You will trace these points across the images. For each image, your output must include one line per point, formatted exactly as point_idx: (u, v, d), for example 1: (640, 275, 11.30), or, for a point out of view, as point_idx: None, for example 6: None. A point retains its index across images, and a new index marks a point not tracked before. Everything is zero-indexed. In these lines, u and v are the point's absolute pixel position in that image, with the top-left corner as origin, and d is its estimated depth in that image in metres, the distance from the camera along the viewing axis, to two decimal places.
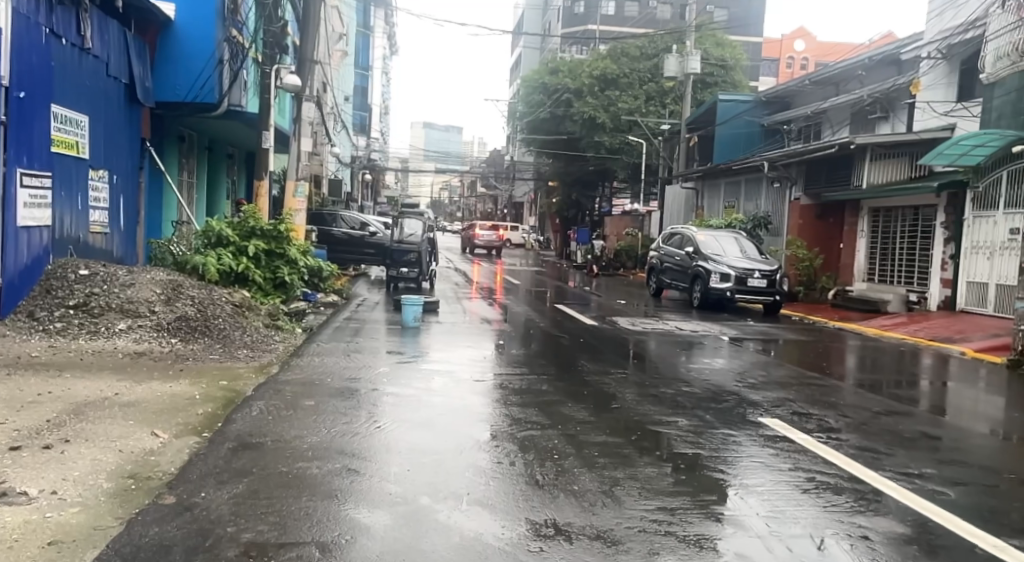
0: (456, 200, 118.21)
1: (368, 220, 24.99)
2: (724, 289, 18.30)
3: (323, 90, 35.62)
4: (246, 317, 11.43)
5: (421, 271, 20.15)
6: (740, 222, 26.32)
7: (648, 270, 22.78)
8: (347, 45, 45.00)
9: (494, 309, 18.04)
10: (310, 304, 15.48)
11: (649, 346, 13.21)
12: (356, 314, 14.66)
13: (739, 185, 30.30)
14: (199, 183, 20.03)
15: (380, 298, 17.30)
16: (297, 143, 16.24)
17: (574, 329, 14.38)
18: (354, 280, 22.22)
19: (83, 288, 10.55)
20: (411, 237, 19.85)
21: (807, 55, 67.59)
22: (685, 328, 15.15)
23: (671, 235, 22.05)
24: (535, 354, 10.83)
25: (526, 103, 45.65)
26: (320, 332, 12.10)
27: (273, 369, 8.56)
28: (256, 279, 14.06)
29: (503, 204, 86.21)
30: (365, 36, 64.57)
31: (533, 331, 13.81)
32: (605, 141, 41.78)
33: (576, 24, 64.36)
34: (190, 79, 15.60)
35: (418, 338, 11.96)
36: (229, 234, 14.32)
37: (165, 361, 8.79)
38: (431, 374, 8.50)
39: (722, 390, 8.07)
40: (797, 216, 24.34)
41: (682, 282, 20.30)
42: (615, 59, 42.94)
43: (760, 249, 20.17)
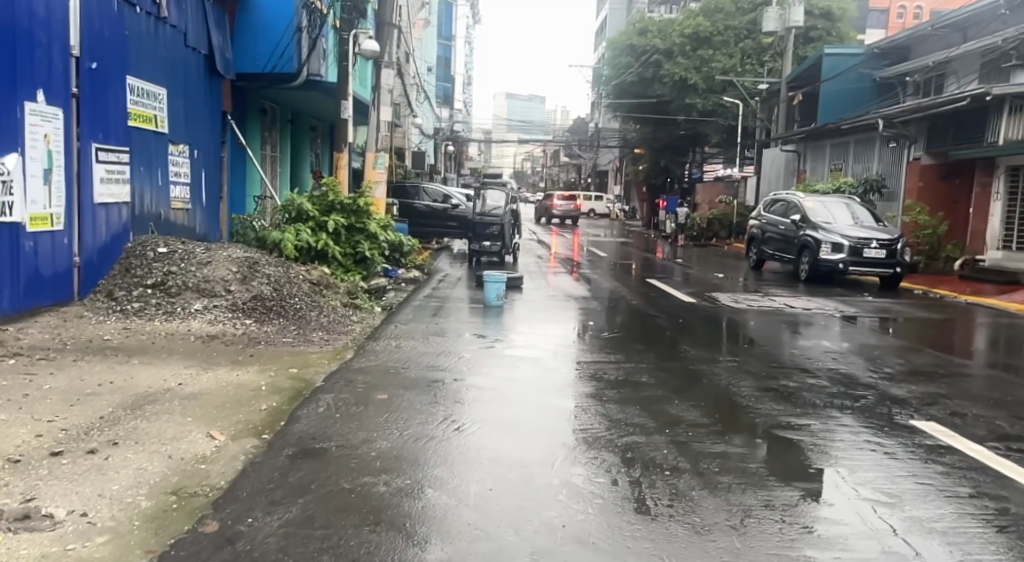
0: (538, 170, 117.05)
1: (452, 191, 24.40)
2: (836, 260, 17.26)
3: (405, 59, 35.03)
4: (322, 298, 10.79)
5: (505, 245, 19.37)
6: (851, 187, 25.28)
7: (748, 240, 21.59)
8: (430, 14, 44.34)
9: (583, 284, 17.19)
10: (391, 280, 15.02)
11: (755, 324, 12.20)
12: (439, 291, 14.05)
13: (848, 146, 28.80)
14: (283, 157, 19.77)
15: (464, 274, 16.70)
16: (376, 113, 15.65)
17: (670, 306, 13.45)
18: (438, 254, 21.73)
19: (162, 266, 9.82)
20: (494, 209, 19.22)
21: (921, 4, 63.30)
22: (795, 304, 14.02)
23: (774, 201, 20.79)
24: (632, 335, 10.02)
25: (612, 67, 44.27)
26: (402, 312, 11.48)
27: (348, 355, 7.90)
28: (336, 256, 13.57)
29: (587, 174, 84.90)
30: (449, 6, 64.15)
31: (628, 309, 12.95)
32: (697, 103, 40.15)
33: None
34: (270, 49, 15.01)
35: (503, 317, 11.21)
36: (309, 208, 13.85)
37: (242, 344, 8.09)
38: (516, 362, 7.74)
39: (855, 383, 7.13)
40: (918, 179, 23.46)
41: (787, 254, 19.23)
42: (708, 16, 41.12)
43: (874, 216, 18.88)
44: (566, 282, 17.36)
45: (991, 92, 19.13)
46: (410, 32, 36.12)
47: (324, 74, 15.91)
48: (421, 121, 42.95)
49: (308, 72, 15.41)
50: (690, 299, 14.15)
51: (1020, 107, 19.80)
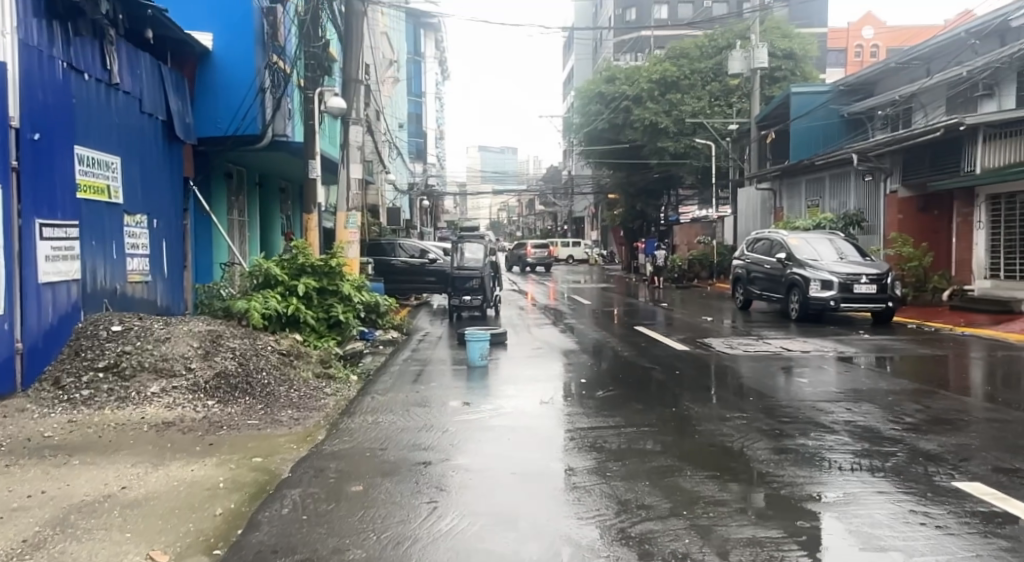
0: (514, 220, 117.03)
1: (428, 246, 23.77)
2: (828, 298, 16.65)
3: (374, 117, 34.72)
4: (291, 369, 10.04)
5: (486, 298, 18.71)
6: (831, 222, 24.95)
7: (733, 280, 21.05)
8: (398, 71, 44.19)
9: (569, 334, 16.56)
10: (368, 343, 14.29)
11: (755, 369, 11.60)
12: (420, 351, 13.33)
13: (823, 181, 28.60)
14: (252, 221, 19.11)
15: (445, 331, 16.03)
16: (345, 170, 15.04)
17: (663, 355, 12.86)
18: (416, 311, 21.02)
19: (115, 346, 9.07)
20: (472, 262, 18.60)
21: (878, 42, 64.59)
22: (791, 346, 13.42)
23: (757, 240, 20.30)
24: (628, 390, 9.39)
25: (582, 115, 44.27)
26: (381, 378, 10.76)
27: (318, 437, 7.18)
28: (308, 321, 12.88)
29: (563, 221, 84.85)
30: (418, 63, 64.57)
31: (620, 360, 12.32)
32: (669, 146, 39.78)
33: (629, 31, 62.95)
34: (231, 111, 14.41)
35: (489, 379, 10.49)
36: (278, 273, 13.16)
37: (201, 431, 7.34)
38: (505, 434, 7.07)
39: (882, 437, 6.59)
40: (897, 211, 23.15)
41: (774, 293, 18.65)
42: (674, 61, 41.37)
43: (861, 250, 18.43)
44: (551, 334, 16.72)
45: (965, 121, 19.07)
46: (379, 90, 35.89)
47: (290, 133, 15.40)
48: (393, 177, 42.48)
49: (273, 132, 14.87)
50: (682, 346, 13.54)
51: (994, 135, 19.62)
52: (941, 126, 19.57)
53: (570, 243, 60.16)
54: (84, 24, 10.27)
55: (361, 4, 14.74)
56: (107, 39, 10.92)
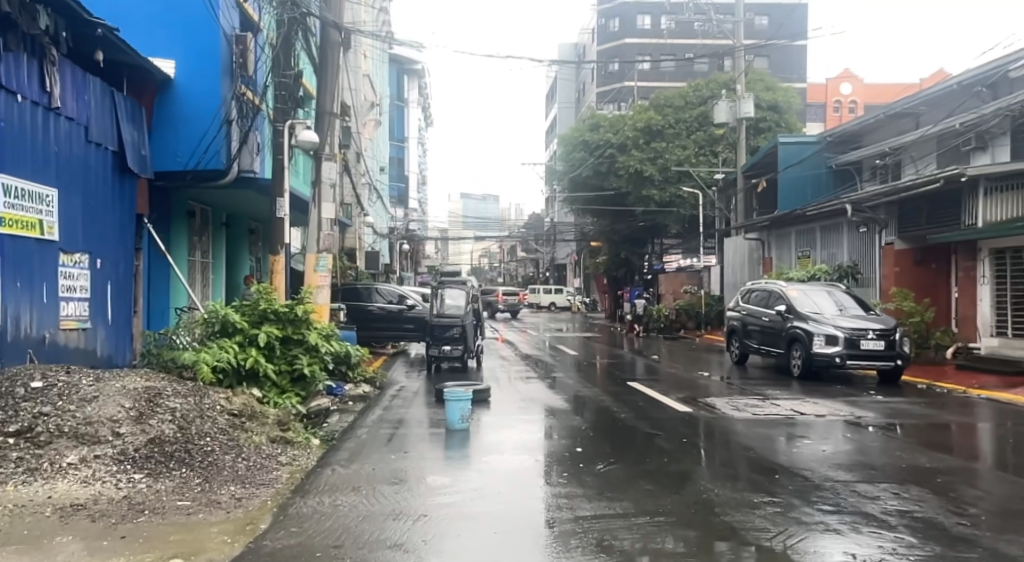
0: (495, 266, 116.05)
1: (406, 291, 22.55)
2: (832, 354, 15.45)
3: (354, 159, 33.69)
4: (241, 433, 8.75)
5: (468, 348, 17.48)
6: (825, 274, 23.98)
7: (727, 332, 19.93)
8: (379, 114, 43.34)
9: (557, 389, 15.34)
10: (335, 399, 12.98)
11: (769, 432, 10.44)
12: (394, 409, 12.05)
13: (814, 232, 27.77)
14: (217, 262, 17.85)
15: (422, 385, 14.72)
16: (316, 209, 13.81)
17: (663, 415, 11.67)
18: (392, 361, 19.73)
19: (30, 406, 7.71)
20: (453, 310, 17.38)
21: (856, 97, 64.61)
22: (801, 407, 12.23)
23: (754, 290, 19.18)
24: (633, 461, 8.20)
25: (566, 162, 43.47)
26: (349, 440, 9.48)
27: (259, 528, 5.89)
28: (270, 374, 11.65)
29: (544, 268, 83.88)
30: (400, 108, 63.98)
31: (616, 420, 11.12)
32: (654, 195, 39.01)
33: (612, 81, 62.78)
34: (194, 143, 13.16)
35: (469, 445, 9.20)
36: (236, 319, 11.85)
37: (115, 519, 6.03)
38: (492, 529, 5.83)
39: (957, 549, 5.49)
40: (894, 264, 22.09)
41: (773, 348, 17.52)
42: (659, 110, 40.77)
43: (864, 303, 17.39)
44: (537, 388, 15.50)
45: (967, 172, 18.11)
46: (358, 131, 34.95)
47: (258, 170, 14.14)
48: (372, 221, 41.28)
49: (239, 168, 13.68)
50: (682, 407, 12.35)
51: (996, 189, 18.68)
52: (940, 177, 18.52)
53: (551, 290, 59.15)
54: (16, 38, 9.09)
55: (337, 33, 13.73)
56: (48, 58, 9.75)
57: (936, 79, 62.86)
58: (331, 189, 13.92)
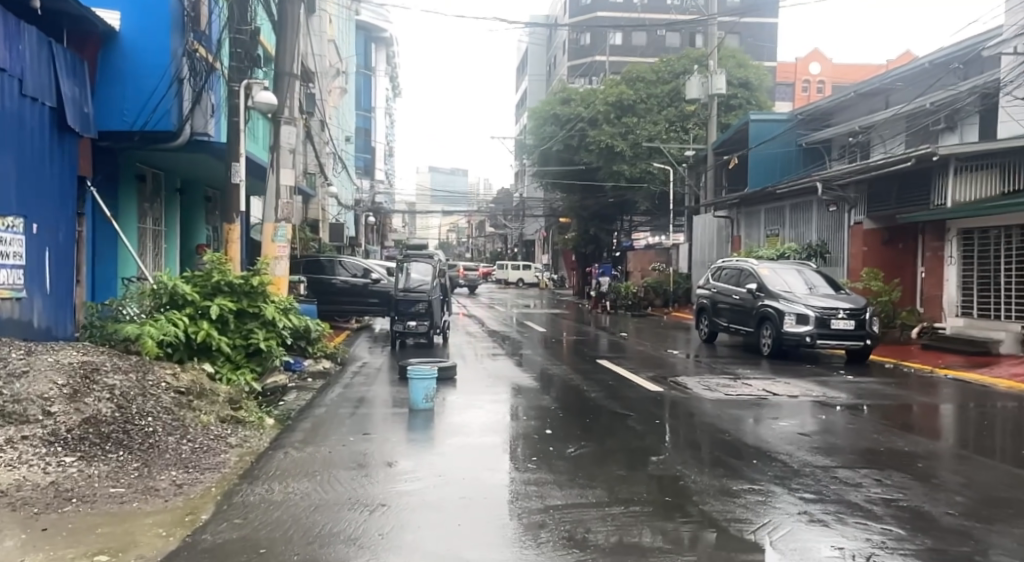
0: (463, 241, 115.36)
1: (372, 265, 21.95)
2: (803, 333, 15.16)
3: (319, 128, 32.85)
4: (186, 413, 8.21)
5: (434, 324, 16.98)
6: (795, 252, 23.76)
7: (697, 311, 19.66)
8: (346, 83, 42.34)
9: (524, 366, 14.93)
10: (294, 375, 12.43)
11: (743, 412, 10.09)
12: (354, 386, 11.54)
13: (783, 211, 27.56)
14: (170, 230, 17.17)
15: (385, 361, 14.20)
16: (275, 176, 13.15)
17: (634, 394, 11.26)
18: (355, 336, 19.17)
19: None
20: (419, 284, 16.84)
21: (825, 77, 64.56)
22: (774, 387, 11.91)
23: (723, 268, 18.95)
24: (605, 445, 7.78)
25: (536, 136, 42.87)
26: (305, 419, 8.97)
27: (199, 519, 5.39)
28: (223, 348, 11.11)
29: (513, 244, 83.35)
30: (368, 78, 62.82)
31: (585, 398, 10.71)
32: (624, 171, 38.59)
33: (582, 55, 62.10)
34: (141, 102, 12.61)
35: (432, 425, 8.72)
36: (186, 290, 11.28)
37: (32, 513, 5.51)
38: (456, 521, 5.38)
39: (951, 544, 5.11)
40: (862, 243, 21.97)
41: (742, 327, 17.24)
42: (630, 84, 40.28)
43: (834, 282, 17.19)
44: (504, 365, 15.05)
45: (939, 151, 17.84)
46: (324, 99, 34.07)
47: (213, 133, 13.57)
48: (338, 193, 40.42)
49: (191, 130, 13.11)
50: (653, 386, 11.98)
51: (966, 168, 18.43)
52: (910, 156, 18.22)
53: (519, 266, 58.74)
54: None
55: None
56: None
57: (904, 60, 63.09)
58: (290, 154, 13.24)
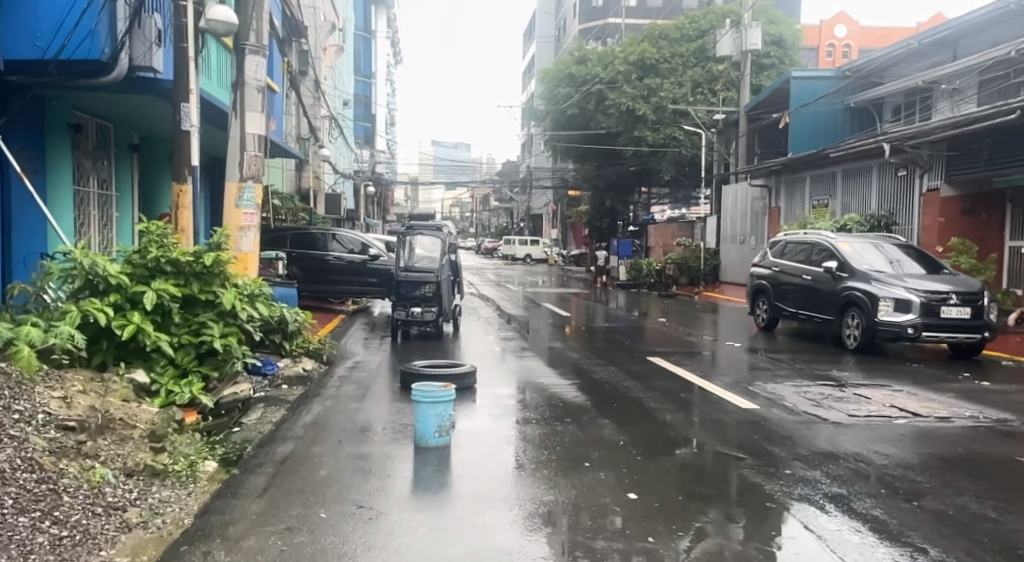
0: (467, 216, 112.35)
1: (370, 239, 19.00)
2: (903, 323, 12.30)
3: (310, 88, 29.77)
4: (68, 467, 5.29)
5: (443, 310, 14.08)
6: (857, 225, 20.87)
7: (753, 294, 16.77)
8: (343, 42, 39.21)
9: (554, 360, 12.04)
10: (262, 382, 9.53)
11: (890, 438, 7.17)
12: (342, 398, 8.65)
13: (834, 177, 24.79)
14: (123, 195, 14.27)
15: (385, 361, 11.32)
16: (238, 122, 10.13)
17: (718, 408, 8.37)
18: (348, 323, 16.28)
19: None
20: (426, 261, 13.95)
21: (852, 41, 61.17)
22: (898, 398, 9.03)
23: (789, 244, 16.02)
24: (737, 528, 4.94)
25: (549, 99, 39.84)
26: (266, 465, 6.04)
27: None
28: (162, 348, 8.22)
29: (519, 218, 80.24)
30: (367, 41, 59.60)
31: (661, 419, 7.76)
32: (646, 136, 35.67)
33: (595, 18, 58.78)
34: (57, 22, 9.81)
35: (450, 479, 5.80)
36: (110, 270, 8.26)
37: None
38: None
39: None
40: (939, 212, 19.47)
41: (815, 314, 14.38)
42: (652, 43, 37.34)
43: (925, 259, 14.20)
44: (532, 360, 12.14)
45: None
46: (317, 56, 31.02)
47: (160, 68, 10.54)
48: (334, 159, 37.35)
49: (130, 61, 10.18)
50: (738, 396, 9.06)
51: None
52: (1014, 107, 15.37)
53: (527, 241, 55.72)
54: None
55: None
56: None
57: (933, 24, 60.02)
58: (259, 93, 10.23)
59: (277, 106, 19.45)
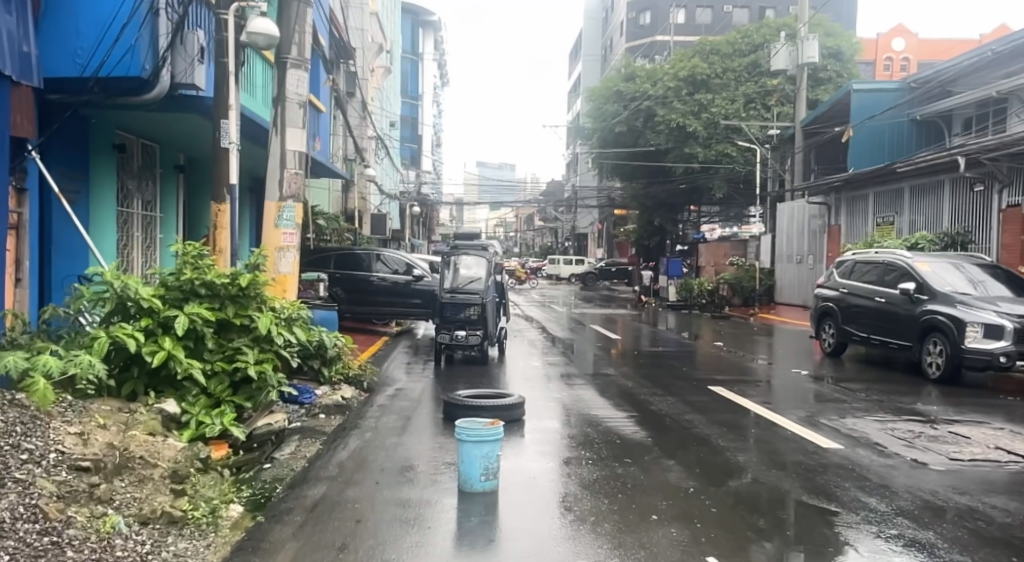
0: (512, 236, 111.94)
1: (416, 259, 18.52)
2: (995, 351, 11.64)
3: (356, 107, 29.55)
4: (75, 514, 4.74)
5: (490, 333, 13.48)
6: (929, 242, 19.99)
7: (819, 317, 15.95)
8: (390, 61, 39.11)
9: (608, 387, 11.33)
10: (299, 411, 8.97)
11: (999, 489, 6.35)
12: (382, 431, 8.03)
13: (901, 194, 23.75)
14: (168, 216, 13.93)
15: (429, 388, 10.71)
16: (279, 139, 9.62)
17: (791, 447, 7.59)
18: (393, 347, 15.77)
19: None
20: (473, 283, 13.38)
21: (908, 55, 59.58)
22: (993, 437, 8.17)
23: (862, 266, 15.17)
24: None
25: (597, 117, 39.23)
26: (294, 511, 5.42)
27: None
28: (194, 376, 7.68)
29: (565, 238, 79.55)
30: (414, 62, 59.77)
31: (733, 461, 7.02)
32: (698, 153, 34.84)
33: (643, 35, 58.16)
34: (98, 36, 9.36)
35: (499, 533, 5.13)
36: (142, 293, 7.77)
37: None
38: None
39: None
40: (1020, 230, 18.59)
41: (891, 340, 13.73)
42: (704, 58, 36.59)
43: (1011, 277, 13.36)
44: (584, 386, 11.43)
45: None
46: (365, 76, 30.86)
47: (202, 85, 10.06)
48: (380, 178, 37.13)
49: (171, 78, 9.73)
50: (813, 432, 8.27)
51: None
52: None
53: (573, 261, 54.98)
54: None
55: None
56: None
57: (994, 37, 58.16)
58: (301, 108, 9.71)
59: (323, 125, 19.17)
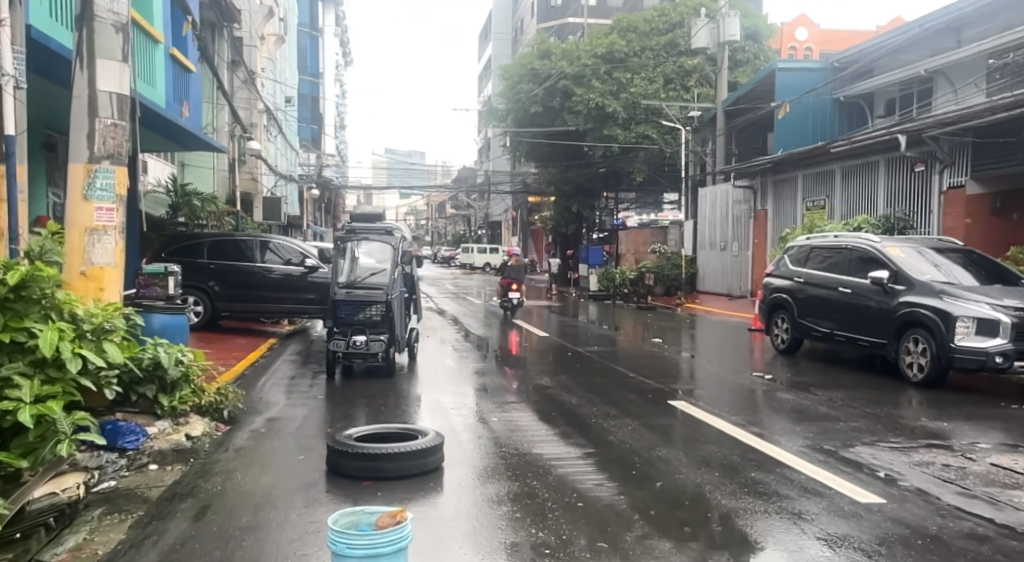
0: (421, 225, 108.66)
1: (310, 247, 15.79)
2: (991, 350, 9.80)
3: (242, 79, 26.28)
4: None
5: (395, 336, 10.93)
6: (871, 226, 18.14)
7: (770, 309, 14.00)
8: (284, 32, 35.73)
9: (543, 403, 9.00)
10: (115, 465, 6.20)
11: None
12: (229, 499, 5.39)
13: (833, 175, 22.21)
14: None
15: (313, 414, 8.12)
16: (82, 75, 6.91)
17: (815, 509, 5.40)
18: (277, 352, 13.04)
19: None
20: (371, 274, 10.79)
21: (812, 44, 59.30)
22: None
23: (818, 252, 13.25)
24: None
25: (510, 97, 36.84)
26: None
27: None
28: None
29: (477, 226, 77.03)
30: (314, 39, 55.94)
31: (755, 547, 4.81)
32: (617, 135, 32.83)
33: (553, 17, 56.06)
34: None
35: None
36: None
37: None
38: None
39: None
40: (965, 213, 17.17)
41: (860, 337, 11.79)
42: (621, 35, 34.60)
43: (990, 262, 11.60)
44: (513, 403, 9.02)
45: None
46: (253, 44, 27.52)
47: None
48: (273, 159, 33.70)
49: None
50: (833, 477, 6.10)
51: None
52: None
53: (486, 249, 52.57)
54: None
55: None
56: None
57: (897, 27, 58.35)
58: (120, 34, 7.05)
59: (194, 90, 16.17)
